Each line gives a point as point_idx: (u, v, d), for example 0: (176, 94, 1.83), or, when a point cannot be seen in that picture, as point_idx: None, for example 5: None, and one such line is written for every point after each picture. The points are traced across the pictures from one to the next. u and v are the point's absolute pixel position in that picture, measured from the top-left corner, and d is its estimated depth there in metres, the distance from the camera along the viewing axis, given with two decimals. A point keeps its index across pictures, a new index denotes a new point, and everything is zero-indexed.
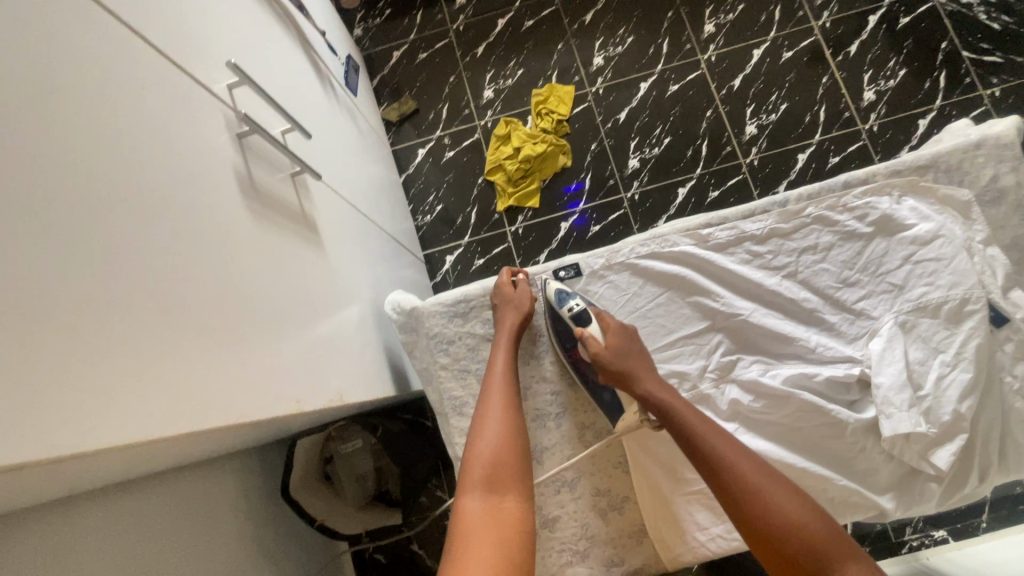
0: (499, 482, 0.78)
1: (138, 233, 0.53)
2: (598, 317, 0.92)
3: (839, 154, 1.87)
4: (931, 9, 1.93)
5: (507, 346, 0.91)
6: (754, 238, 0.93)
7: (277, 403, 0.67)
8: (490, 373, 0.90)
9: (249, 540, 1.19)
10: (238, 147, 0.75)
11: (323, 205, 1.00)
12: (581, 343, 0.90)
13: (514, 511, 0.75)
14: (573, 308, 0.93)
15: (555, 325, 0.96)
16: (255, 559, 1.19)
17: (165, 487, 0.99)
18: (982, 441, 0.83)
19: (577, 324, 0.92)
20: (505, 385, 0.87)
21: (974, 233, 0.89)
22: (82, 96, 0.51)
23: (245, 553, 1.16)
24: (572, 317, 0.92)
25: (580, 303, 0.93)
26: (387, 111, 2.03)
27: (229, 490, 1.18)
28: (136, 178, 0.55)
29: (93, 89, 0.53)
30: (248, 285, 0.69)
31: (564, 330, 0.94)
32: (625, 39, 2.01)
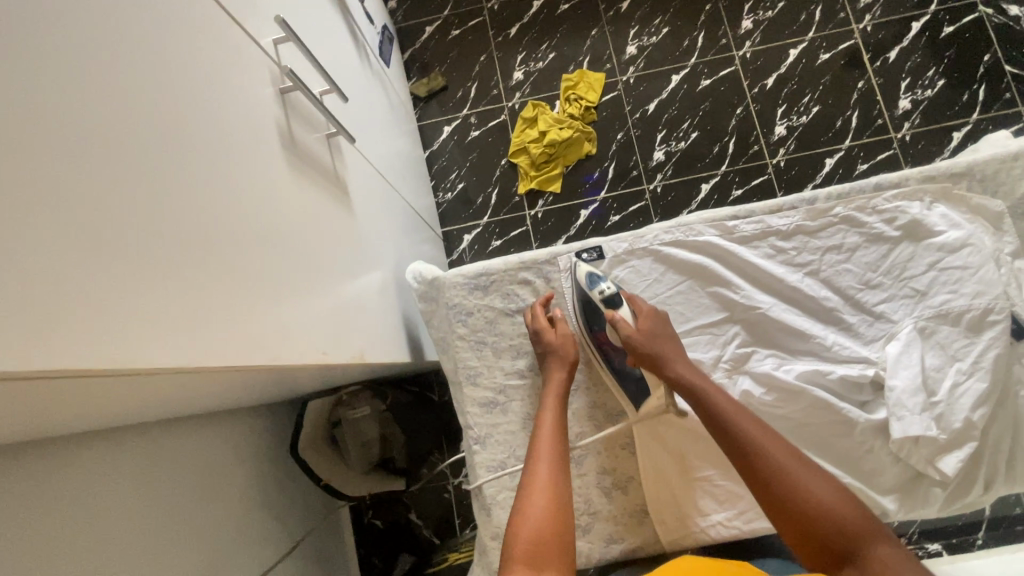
0: (540, 553, 0.69)
1: (188, 171, 0.55)
2: (629, 301, 0.93)
3: (868, 161, 1.85)
4: (977, 20, 1.89)
5: (556, 406, 0.88)
6: (779, 233, 0.93)
7: (305, 351, 0.69)
8: (537, 433, 0.85)
9: (252, 492, 1.22)
10: (281, 101, 0.76)
11: (354, 169, 1.01)
12: (612, 325, 0.91)
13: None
14: (604, 291, 0.93)
15: (583, 305, 0.95)
16: (258, 510, 1.22)
17: (173, 433, 1.02)
18: (992, 451, 0.83)
19: (608, 307, 0.92)
20: (552, 444, 0.83)
21: (1003, 245, 0.89)
22: (142, 34, 0.53)
23: (249, 502, 1.20)
24: (603, 300, 0.92)
25: (612, 287, 0.93)
26: (415, 85, 2.03)
27: (239, 442, 1.21)
28: (188, 119, 0.57)
29: (153, 28, 0.55)
30: (283, 236, 0.70)
31: (593, 312, 0.94)
32: (660, 30, 1.99)
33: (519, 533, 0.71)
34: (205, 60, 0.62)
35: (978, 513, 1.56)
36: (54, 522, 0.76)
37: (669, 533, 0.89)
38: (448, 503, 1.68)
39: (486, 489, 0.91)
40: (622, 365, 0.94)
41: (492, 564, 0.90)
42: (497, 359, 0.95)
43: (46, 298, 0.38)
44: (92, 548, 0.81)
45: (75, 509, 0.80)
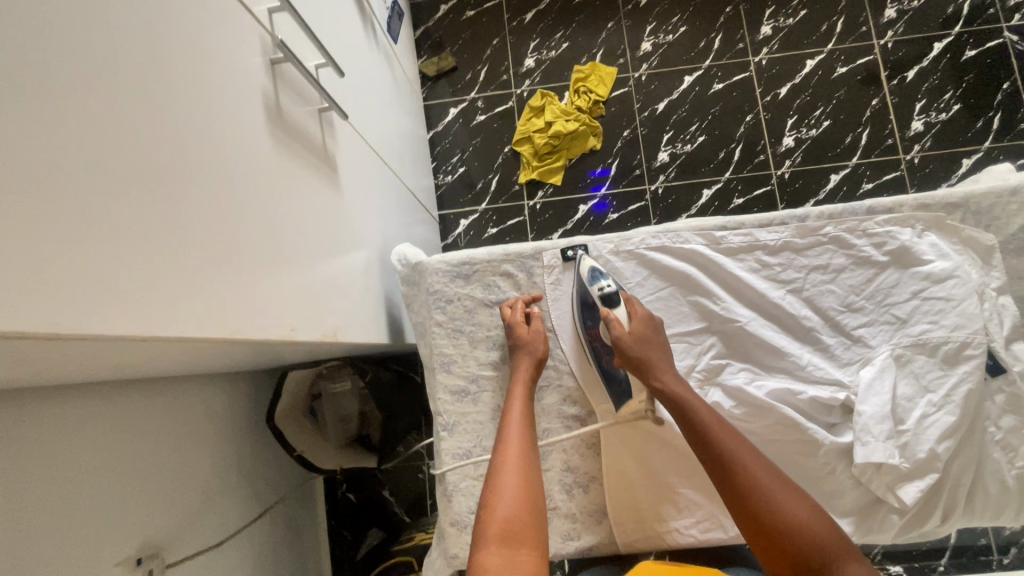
0: (516, 535, 0.70)
1: (163, 136, 0.54)
2: (626, 301, 0.92)
3: (873, 181, 1.83)
4: (1000, 46, 1.85)
5: (524, 397, 0.88)
6: (766, 248, 0.93)
7: (273, 327, 0.69)
8: (505, 422, 0.85)
9: (226, 458, 1.24)
10: (271, 72, 0.75)
11: (346, 146, 1.00)
12: (606, 324, 0.90)
13: (534, 565, 0.68)
14: (604, 288, 0.92)
15: (581, 300, 0.95)
16: (228, 474, 1.23)
17: (150, 394, 1.03)
18: (952, 484, 0.83)
19: (605, 304, 0.91)
20: (524, 433, 0.84)
21: (990, 279, 0.88)
22: None
23: (219, 467, 1.21)
24: (601, 297, 0.92)
25: (612, 285, 0.93)
26: (425, 64, 2.00)
27: (216, 406, 1.22)
28: (167, 82, 0.56)
29: None
30: (262, 210, 0.70)
31: (590, 307, 0.93)
32: (678, 28, 1.95)
33: (494, 517, 0.72)
34: (190, 25, 0.61)
35: (943, 540, 1.57)
36: (20, 472, 0.76)
37: (625, 535, 0.91)
38: (421, 483, 1.72)
39: (449, 476, 0.91)
40: (609, 364, 0.93)
41: (449, 549, 0.91)
42: (472, 349, 0.95)
43: (13, 260, 0.38)
44: (57, 502, 0.82)
45: (45, 460, 0.81)
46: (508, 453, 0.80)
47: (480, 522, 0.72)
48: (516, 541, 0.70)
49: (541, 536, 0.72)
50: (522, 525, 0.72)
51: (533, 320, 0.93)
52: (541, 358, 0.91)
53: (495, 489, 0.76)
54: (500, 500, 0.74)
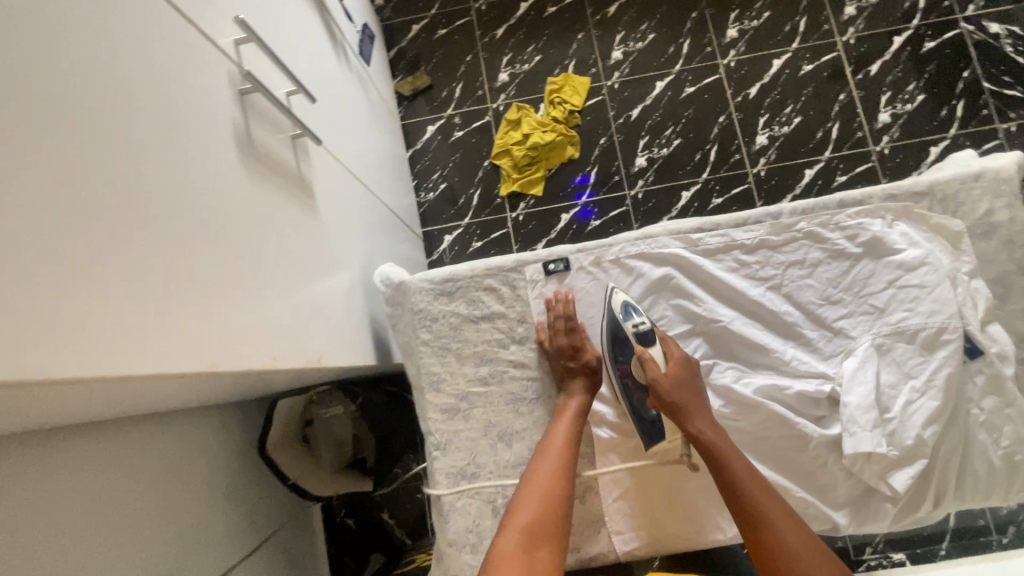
0: (537, 534, 0.75)
1: (135, 175, 0.55)
2: (662, 341, 0.91)
3: (847, 173, 1.87)
4: (957, 36, 1.91)
5: (574, 419, 0.88)
6: (743, 247, 0.94)
7: (250, 358, 0.68)
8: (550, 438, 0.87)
9: (219, 490, 1.22)
10: (240, 103, 0.75)
11: (322, 170, 0.99)
12: (641, 362, 0.89)
13: (550, 565, 0.72)
14: (638, 324, 0.91)
15: (614, 338, 0.93)
16: (222, 506, 1.21)
17: (139, 430, 1.01)
18: (940, 469, 0.84)
19: (641, 342, 0.90)
20: (563, 451, 0.85)
21: (961, 264, 0.90)
22: (92, 37, 0.53)
23: (214, 500, 1.19)
24: (636, 334, 0.91)
25: (646, 322, 0.92)
26: (400, 84, 2.02)
27: (208, 438, 1.21)
28: (138, 121, 0.57)
29: (104, 31, 0.55)
30: (233, 240, 0.69)
31: (624, 345, 0.92)
32: (646, 36, 1.99)
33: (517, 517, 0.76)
34: (152, 61, 0.61)
35: (942, 524, 1.59)
36: (9, 519, 0.74)
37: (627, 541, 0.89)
38: (421, 504, 1.71)
39: (445, 496, 0.90)
40: (639, 403, 0.91)
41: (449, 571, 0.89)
42: (460, 366, 0.94)
43: None
44: (48, 548, 0.80)
45: (35, 504, 0.79)
46: (541, 467, 0.83)
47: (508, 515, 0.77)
48: (538, 537, 0.74)
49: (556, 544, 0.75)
50: (543, 526, 0.76)
51: (557, 307, 0.94)
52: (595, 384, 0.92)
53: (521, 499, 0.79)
54: (527, 503, 0.78)
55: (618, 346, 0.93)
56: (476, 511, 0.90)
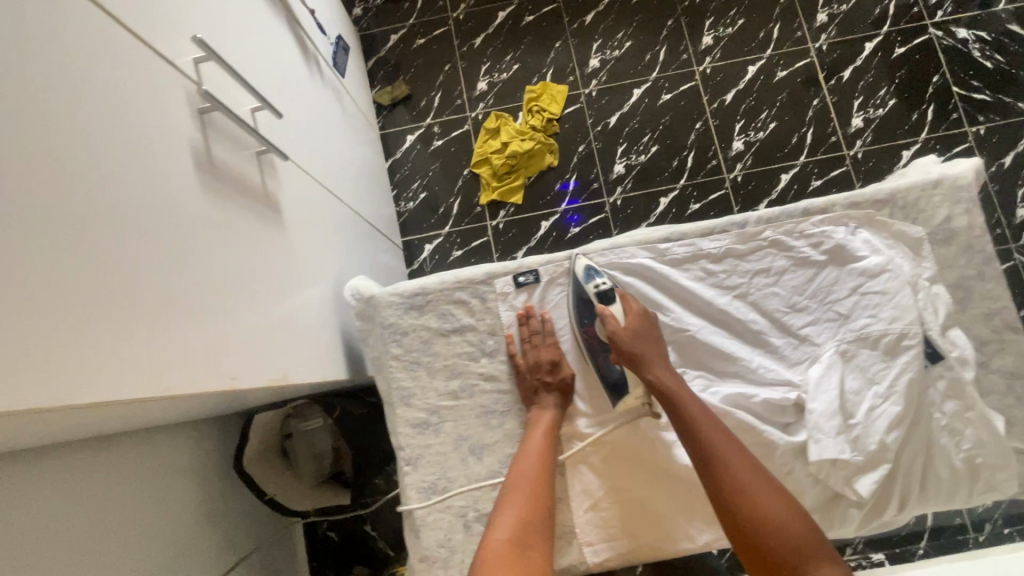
0: (526, 538, 0.74)
1: (85, 202, 0.54)
2: (622, 298, 0.92)
3: (821, 177, 1.89)
4: (927, 42, 1.95)
5: (550, 426, 0.89)
6: (710, 256, 0.95)
7: (207, 380, 0.67)
8: (527, 445, 0.87)
9: (194, 506, 1.21)
10: (199, 121, 0.74)
11: (291, 184, 0.99)
12: (601, 319, 0.91)
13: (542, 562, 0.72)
14: (600, 285, 0.93)
15: (579, 300, 0.95)
16: (197, 523, 1.20)
17: (103, 449, 1.01)
18: (904, 473, 0.85)
19: (601, 301, 0.92)
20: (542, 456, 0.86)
21: (922, 270, 0.92)
22: (42, 64, 0.53)
23: (189, 516, 1.18)
24: (597, 294, 0.92)
25: (608, 282, 0.93)
26: (379, 94, 2.03)
27: (182, 455, 1.20)
28: (90, 146, 0.56)
29: (55, 57, 0.54)
30: (191, 260, 0.68)
31: (586, 306, 0.95)
32: (623, 44, 2.01)
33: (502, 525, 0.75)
34: (104, 83, 0.60)
35: (921, 523, 1.61)
36: None
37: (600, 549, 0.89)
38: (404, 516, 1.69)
39: (417, 511, 0.90)
40: (605, 362, 0.94)
41: None
42: (430, 380, 0.94)
43: None
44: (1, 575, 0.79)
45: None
46: (523, 472, 0.83)
47: (493, 523, 0.76)
48: (529, 541, 0.74)
49: (544, 542, 0.75)
50: (532, 529, 0.75)
51: (530, 321, 0.95)
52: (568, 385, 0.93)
53: (505, 502, 0.79)
54: (511, 507, 0.78)
55: (584, 310, 0.96)
56: (448, 525, 0.89)
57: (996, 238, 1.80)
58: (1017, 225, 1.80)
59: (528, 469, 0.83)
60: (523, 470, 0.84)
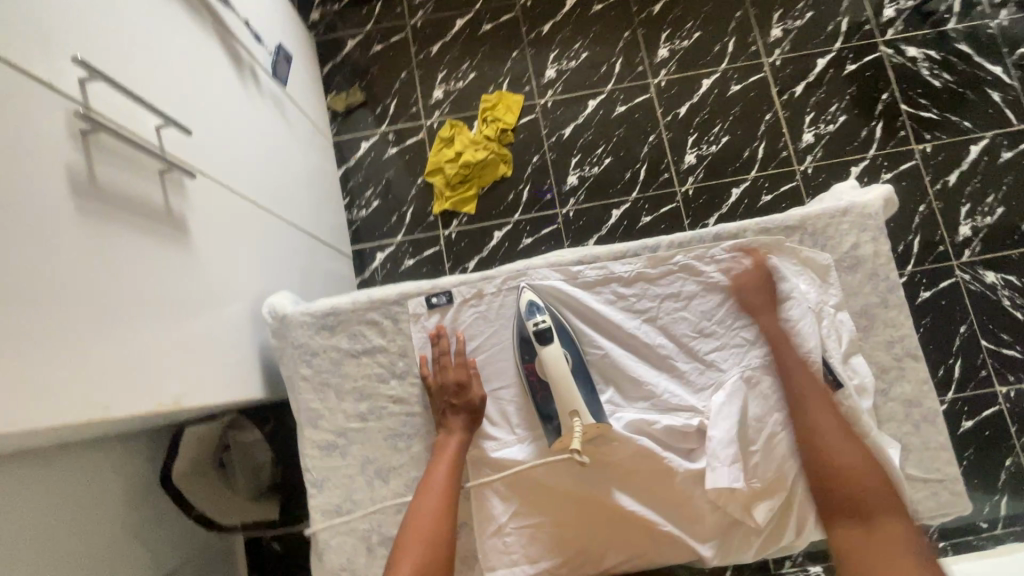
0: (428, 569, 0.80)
1: None
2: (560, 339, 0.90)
3: (772, 192, 1.91)
4: (877, 59, 1.97)
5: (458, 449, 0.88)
6: (621, 280, 0.96)
7: (72, 411, 0.64)
8: (434, 464, 0.88)
9: (127, 520, 1.20)
10: (80, 142, 0.72)
11: (202, 202, 0.97)
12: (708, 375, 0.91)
13: None
14: (539, 323, 0.91)
15: (519, 336, 0.94)
16: (128, 537, 1.20)
17: (34, 463, 1.00)
18: (799, 500, 0.88)
19: (540, 340, 0.90)
20: (448, 478, 0.86)
21: (827, 297, 0.94)
22: None
23: (118, 531, 1.17)
24: (536, 332, 0.90)
25: (547, 319, 0.91)
26: (334, 100, 2.01)
27: (119, 468, 1.19)
28: None
29: None
30: (63, 285, 0.65)
31: (524, 342, 0.92)
32: (579, 55, 2.01)
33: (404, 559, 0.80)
34: None
35: None
36: None
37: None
38: None
39: (320, 534, 0.89)
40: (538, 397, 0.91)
41: None
42: (339, 402, 0.93)
43: None
44: None
45: None
46: (432, 494, 0.85)
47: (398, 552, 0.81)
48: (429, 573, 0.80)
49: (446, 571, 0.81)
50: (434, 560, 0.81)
51: (442, 341, 0.94)
52: (477, 407, 0.92)
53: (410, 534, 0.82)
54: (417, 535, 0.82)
55: (523, 346, 0.93)
56: (351, 548, 0.89)
57: (938, 255, 1.83)
58: (959, 243, 1.83)
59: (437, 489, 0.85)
60: (431, 492, 0.85)
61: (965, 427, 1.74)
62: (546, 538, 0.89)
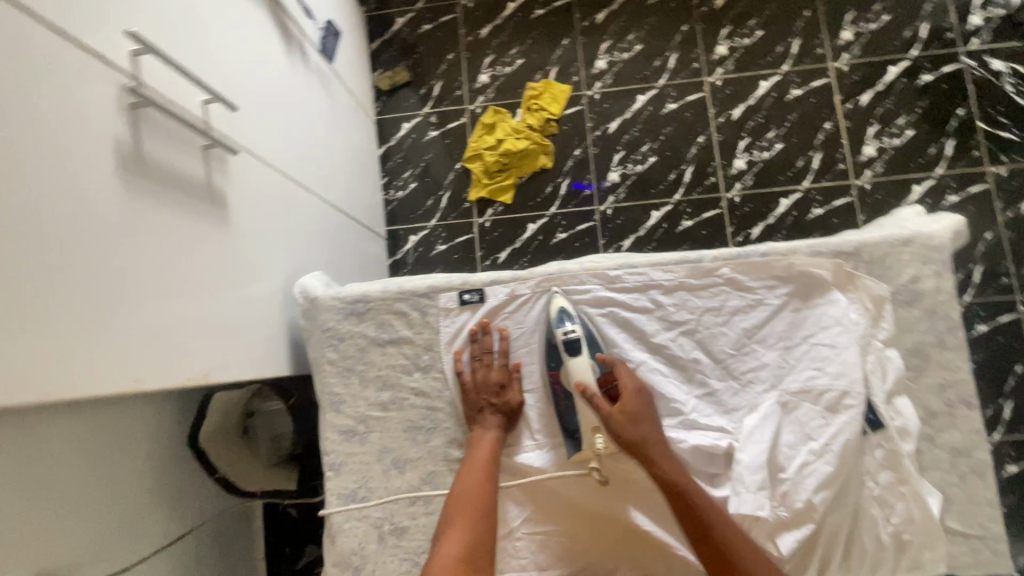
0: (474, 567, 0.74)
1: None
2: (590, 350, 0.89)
3: (824, 206, 1.81)
4: (956, 70, 1.83)
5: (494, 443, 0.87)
6: (660, 288, 0.93)
7: (106, 383, 0.65)
8: (472, 456, 0.86)
9: (162, 478, 1.26)
10: (129, 118, 0.73)
11: (242, 179, 0.98)
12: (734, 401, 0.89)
13: None
14: (568, 332, 0.90)
15: (547, 343, 0.92)
16: (163, 494, 1.26)
17: (84, 418, 1.06)
18: (825, 541, 0.82)
19: (568, 351, 0.89)
20: (485, 468, 0.84)
21: (877, 330, 0.89)
22: None
23: (154, 487, 1.23)
24: (564, 341, 0.89)
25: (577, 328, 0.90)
26: (379, 78, 2.00)
27: (160, 427, 1.25)
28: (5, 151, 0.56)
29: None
30: (103, 260, 0.67)
31: (552, 349, 0.91)
32: (633, 46, 1.93)
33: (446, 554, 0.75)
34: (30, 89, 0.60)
35: None
36: None
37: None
38: None
39: (334, 517, 0.91)
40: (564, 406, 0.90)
41: None
42: (363, 389, 0.94)
43: None
44: None
45: None
46: (471, 484, 0.82)
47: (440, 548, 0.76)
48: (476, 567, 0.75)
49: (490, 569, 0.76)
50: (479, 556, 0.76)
51: (485, 338, 0.93)
52: (512, 412, 0.91)
53: (453, 525, 0.78)
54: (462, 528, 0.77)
55: (549, 352, 0.92)
56: (363, 534, 0.90)
57: (1001, 287, 1.71)
58: None
59: (478, 480, 0.83)
60: (471, 480, 0.83)
61: (1009, 471, 1.64)
62: (556, 547, 0.88)
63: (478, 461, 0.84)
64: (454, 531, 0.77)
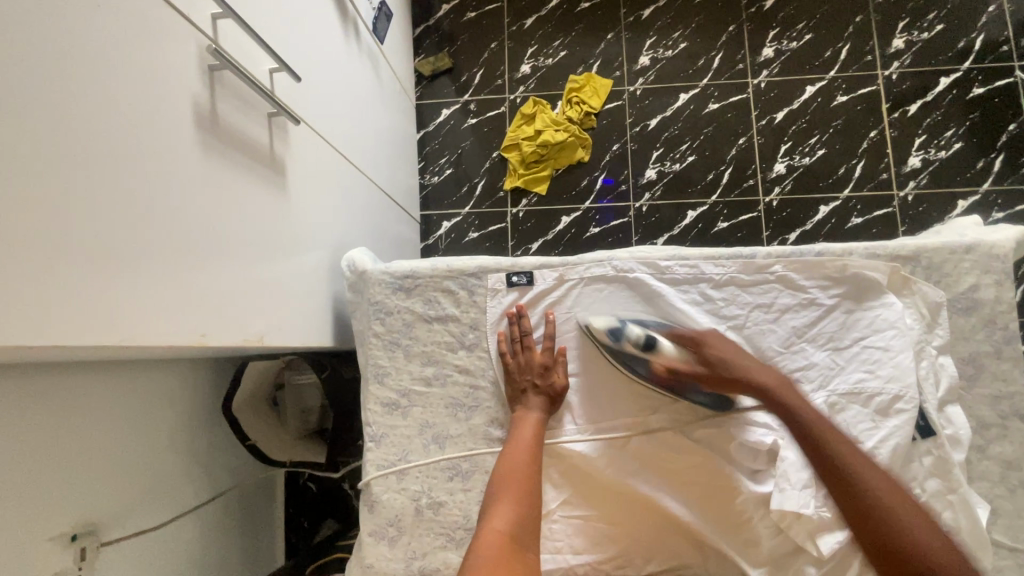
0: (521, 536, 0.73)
1: (92, 156, 0.56)
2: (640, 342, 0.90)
3: (863, 215, 1.79)
4: (1011, 85, 1.79)
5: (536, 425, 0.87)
6: (711, 281, 0.93)
7: (176, 334, 0.67)
8: (515, 435, 0.86)
9: (198, 439, 1.28)
10: (208, 79, 0.75)
11: (300, 149, 1.00)
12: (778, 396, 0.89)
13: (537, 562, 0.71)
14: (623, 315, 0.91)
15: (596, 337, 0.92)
16: (199, 455, 1.28)
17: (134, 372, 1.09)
18: None
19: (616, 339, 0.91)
20: (529, 446, 0.85)
21: (932, 336, 0.89)
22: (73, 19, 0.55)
23: (191, 447, 1.26)
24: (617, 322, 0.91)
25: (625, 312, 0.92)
26: (421, 63, 2.00)
27: (198, 390, 1.28)
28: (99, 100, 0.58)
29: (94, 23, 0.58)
30: (180, 214, 0.69)
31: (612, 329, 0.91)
32: (678, 44, 1.92)
33: (493, 525, 0.73)
34: (124, 43, 0.62)
35: None
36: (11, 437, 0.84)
37: (556, 562, 0.88)
38: None
39: (372, 487, 0.92)
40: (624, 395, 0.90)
41: (365, 559, 0.91)
42: (407, 363, 0.95)
43: None
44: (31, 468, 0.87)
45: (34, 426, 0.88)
46: (515, 461, 0.83)
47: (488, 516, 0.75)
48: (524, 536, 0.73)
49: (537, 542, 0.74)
50: (525, 525, 0.75)
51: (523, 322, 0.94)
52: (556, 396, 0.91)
53: (499, 497, 0.77)
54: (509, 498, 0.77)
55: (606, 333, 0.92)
56: (400, 506, 0.91)
57: None
58: None
59: (523, 456, 0.83)
60: (517, 456, 0.83)
61: None
62: (591, 530, 0.89)
63: (523, 441, 0.85)
64: (502, 501, 0.77)
